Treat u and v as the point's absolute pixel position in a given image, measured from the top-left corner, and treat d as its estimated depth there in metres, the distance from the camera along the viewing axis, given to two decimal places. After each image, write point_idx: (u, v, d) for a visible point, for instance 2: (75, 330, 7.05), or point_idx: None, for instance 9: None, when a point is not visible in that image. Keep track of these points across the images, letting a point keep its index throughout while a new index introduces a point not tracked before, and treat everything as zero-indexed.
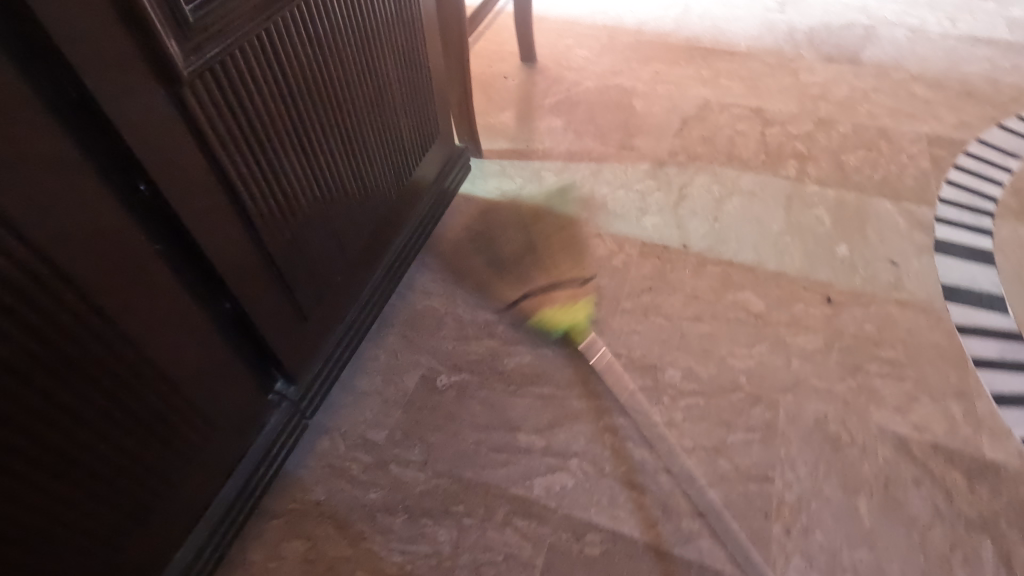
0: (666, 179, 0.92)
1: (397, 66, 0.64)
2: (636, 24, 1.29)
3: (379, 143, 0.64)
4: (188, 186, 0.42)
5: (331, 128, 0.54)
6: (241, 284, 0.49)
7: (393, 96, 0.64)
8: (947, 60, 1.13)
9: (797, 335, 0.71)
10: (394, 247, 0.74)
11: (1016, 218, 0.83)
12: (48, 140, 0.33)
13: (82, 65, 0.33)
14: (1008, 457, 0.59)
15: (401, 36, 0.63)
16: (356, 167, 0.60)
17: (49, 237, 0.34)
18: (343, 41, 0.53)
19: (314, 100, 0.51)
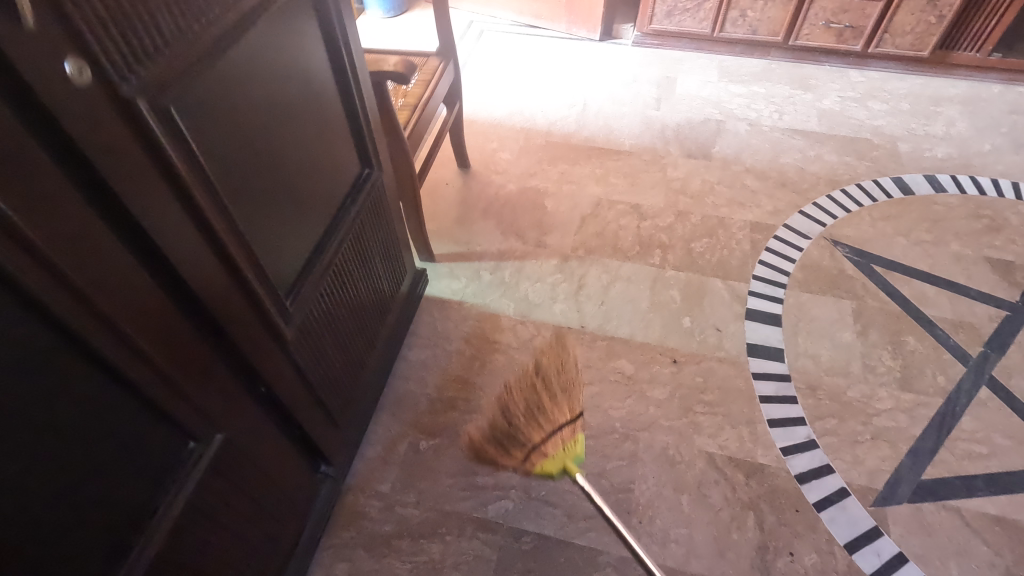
0: (570, 271, 1.28)
1: (377, 248, 0.94)
2: (545, 125, 1.64)
3: (370, 291, 0.93)
4: (291, 386, 0.72)
5: (344, 314, 0.85)
6: (311, 422, 0.80)
7: (375, 267, 0.94)
8: (772, 152, 1.54)
9: (653, 389, 1.08)
10: (382, 357, 1.06)
11: (801, 288, 1.23)
12: (239, 396, 0.62)
13: (254, 357, 0.62)
14: (771, 460, 0.99)
15: (380, 228, 0.93)
16: (358, 319, 0.90)
17: (240, 441, 0.64)
18: (349, 249, 0.81)
19: (336, 305, 0.81)
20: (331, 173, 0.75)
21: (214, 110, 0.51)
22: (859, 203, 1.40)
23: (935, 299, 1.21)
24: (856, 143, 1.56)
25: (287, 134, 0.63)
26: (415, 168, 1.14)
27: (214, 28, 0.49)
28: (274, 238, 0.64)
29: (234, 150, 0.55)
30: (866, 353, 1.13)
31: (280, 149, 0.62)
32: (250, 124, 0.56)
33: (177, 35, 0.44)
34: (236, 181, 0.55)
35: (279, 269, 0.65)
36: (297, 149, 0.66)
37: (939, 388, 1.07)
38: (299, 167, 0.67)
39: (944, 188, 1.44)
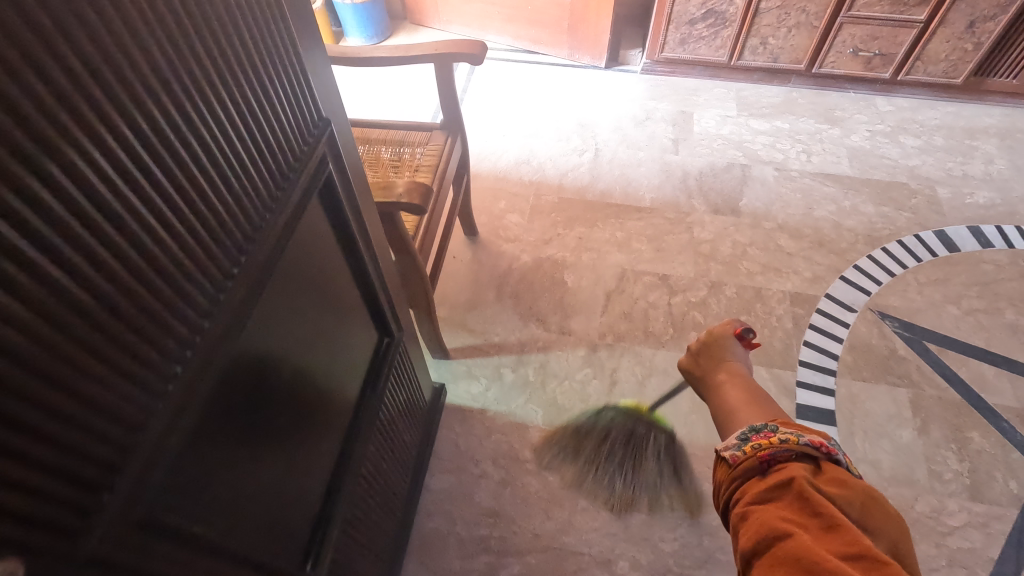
0: (600, 364, 1.16)
1: (399, 403, 0.81)
2: (557, 177, 1.49)
3: (394, 451, 0.81)
4: None
5: (368, 504, 0.72)
6: None
7: (398, 422, 0.82)
8: (804, 203, 1.42)
9: (705, 513, 0.98)
10: (407, 500, 0.95)
11: (851, 375, 1.14)
12: None
13: None
14: None
15: (402, 381, 0.80)
16: (383, 490, 0.78)
17: None
18: (373, 434, 0.70)
19: (360, 503, 0.69)
20: (349, 369, 0.63)
21: (200, 425, 0.39)
22: (904, 264, 1.30)
23: (995, 383, 1.12)
24: (891, 189, 1.45)
25: (294, 364, 0.51)
26: (426, 272, 0.99)
27: (204, 320, 0.37)
28: (286, 499, 0.52)
29: (229, 432, 0.43)
30: (930, 455, 1.04)
31: (287, 385, 0.50)
32: (247, 389, 0.44)
33: (155, 384, 0.33)
34: (233, 477, 0.44)
35: (289, 522, 0.53)
36: (306, 372, 0.53)
37: (1012, 497, 0.99)
38: (312, 389, 0.55)
39: (990, 242, 1.34)
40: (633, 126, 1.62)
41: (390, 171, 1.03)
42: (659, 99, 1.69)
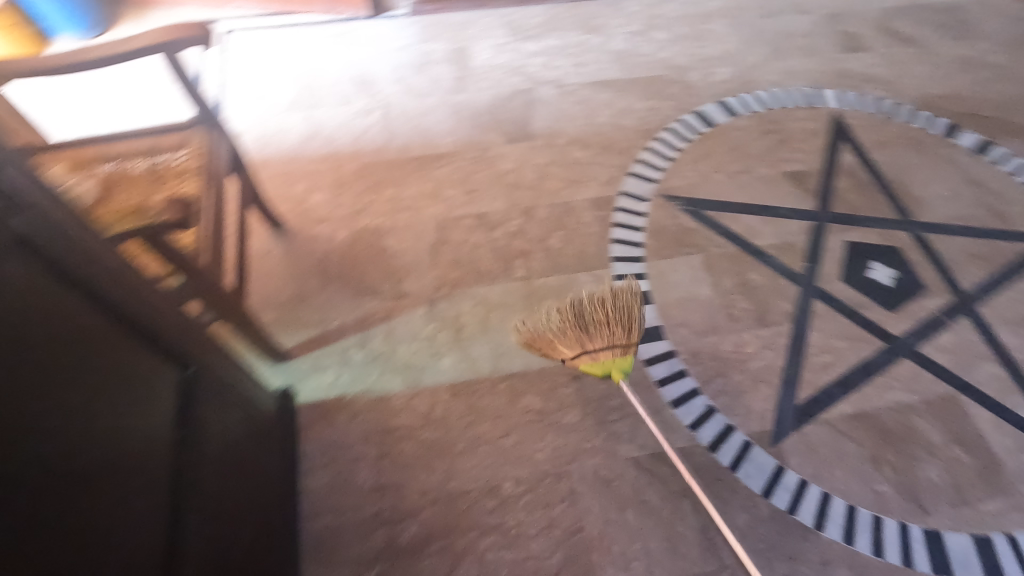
0: (442, 316, 1.20)
1: (228, 414, 0.80)
2: (352, 144, 1.44)
3: (241, 461, 0.81)
4: None
5: (220, 518, 0.72)
6: None
7: (235, 433, 0.81)
8: (586, 113, 1.53)
9: (565, 415, 1.09)
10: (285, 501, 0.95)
11: (655, 256, 1.29)
12: None
13: None
14: (685, 441, 1.07)
15: (223, 392, 0.79)
16: (239, 500, 0.78)
17: None
18: (196, 453, 0.69)
19: (206, 521, 0.68)
20: (137, 397, 0.61)
21: None
22: (676, 148, 1.48)
23: (760, 229, 1.35)
24: (654, 83, 1.61)
25: (59, 411, 0.49)
26: (227, 283, 0.93)
27: None
28: (128, 552, 0.54)
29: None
30: (725, 303, 1.24)
31: (59, 433, 0.49)
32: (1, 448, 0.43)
33: None
34: (41, 535, 0.44)
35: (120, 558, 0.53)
36: (79, 417, 0.52)
37: (786, 315, 1.23)
38: (95, 430, 0.53)
39: (736, 111, 1.56)
40: (414, 73, 1.59)
41: (152, 187, 0.93)
42: (433, 40, 1.67)
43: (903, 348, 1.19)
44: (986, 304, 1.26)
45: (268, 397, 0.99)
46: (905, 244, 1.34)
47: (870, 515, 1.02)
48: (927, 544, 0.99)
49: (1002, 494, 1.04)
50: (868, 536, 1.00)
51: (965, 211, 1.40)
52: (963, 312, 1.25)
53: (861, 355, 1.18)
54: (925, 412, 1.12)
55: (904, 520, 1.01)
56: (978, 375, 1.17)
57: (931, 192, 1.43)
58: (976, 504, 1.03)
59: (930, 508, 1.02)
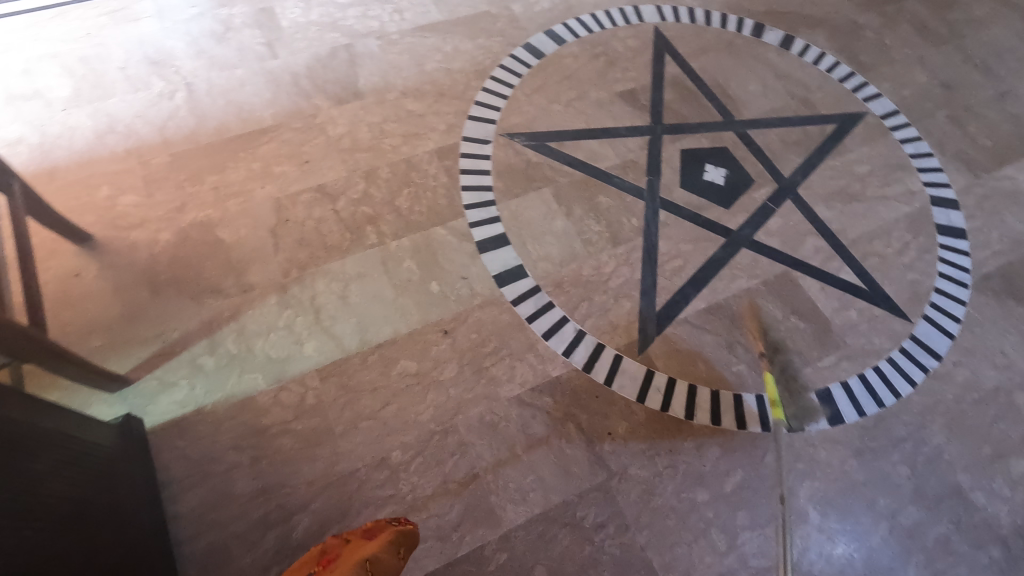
0: (296, 301, 1.12)
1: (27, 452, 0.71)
2: (157, 133, 1.28)
3: (55, 499, 0.72)
4: None
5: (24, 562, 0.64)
6: None
7: (44, 470, 0.73)
8: (414, 62, 1.46)
9: (443, 371, 1.08)
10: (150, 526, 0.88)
11: (506, 197, 1.29)
12: None
13: None
14: (561, 369, 1.11)
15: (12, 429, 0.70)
16: (59, 541, 0.70)
17: None
18: None
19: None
20: None
21: None
22: (511, 84, 1.45)
23: (602, 153, 1.38)
24: (479, 20, 1.56)
25: None
26: (16, 318, 0.81)
27: None
28: None
29: None
30: (579, 229, 1.27)
31: None
32: None
33: None
34: None
35: None
36: None
37: (636, 230, 1.28)
38: None
39: (563, 39, 1.55)
40: (215, 43, 1.42)
41: None
42: (231, 4, 1.50)
43: (740, 239, 1.29)
44: (805, 186, 1.39)
45: (66, 422, 0.81)
46: (732, 143, 1.43)
47: (732, 394, 1.12)
48: (781, 408, 1.11)
49: (834, 349, 1.18)
50: (732, 413, 1.10)
51: (778, 104, 1.51)
52: (787, 196, 1.37)
53: (707, 253, 1.27)
54: (765, 293, 1.23)
55: (760, 391, 1.12)
56: (805, 250, 1.30)
57: (749, 91, 1.53)
58: (815, 363, 1.16)
59: (779, 376, 1.14)
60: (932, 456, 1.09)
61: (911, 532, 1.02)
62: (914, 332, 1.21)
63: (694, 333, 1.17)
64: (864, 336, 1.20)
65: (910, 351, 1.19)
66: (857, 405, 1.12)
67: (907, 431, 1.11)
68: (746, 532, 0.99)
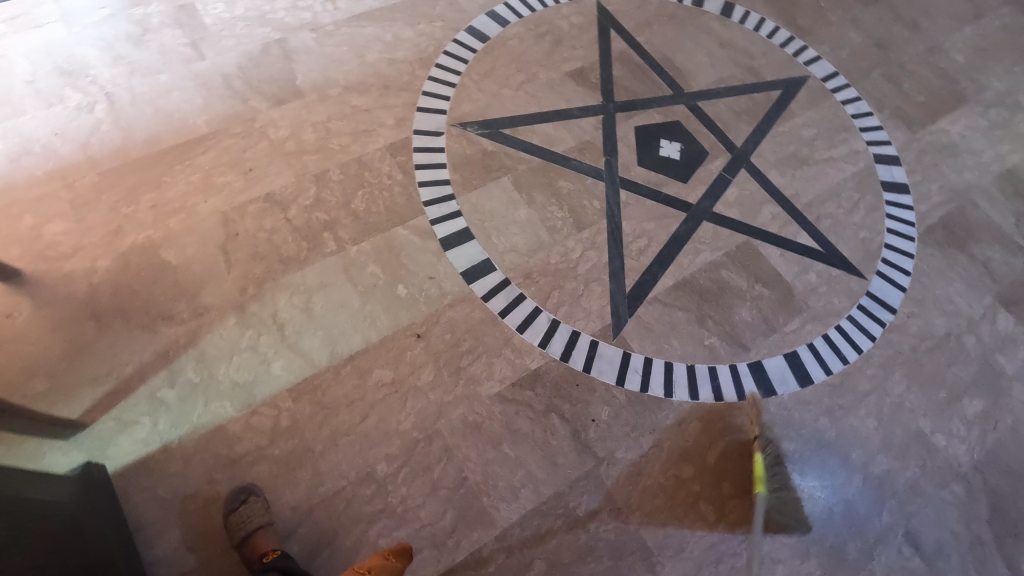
0: (257, 319, 1.07)
1: None
2: (79, 151, 1.17)
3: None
4: None
5: None
6: None
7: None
8: (354, 54, 1.39)
9: (420, 377, 1.06)
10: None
11: (465, 189, 1.25)
12: None
13: None
14: (539, 361, 1.10)
15: None
16: None
17: None
18: None
19: None
20: None
21: None
22: (458, 71, 1.41)
23: (558, 136, 1.36)
24: (417, 5, 1.49)
25: None
26: None
27: None
28: None
29: None
30: (543, 217, 1.25)
31: None
32: None
33: None
34: None
35: None
36: None
37: (600, 212, 1.27)
38: None
39: (506, 20, 1.51)
40: (132, 46, 1.31)
41: None
42: (145, 2, 1.38)
43: (701, 213, 1.31)
44: (757, 154, 1.41)
45: (13, 482, 0.75)
46: (684, 116, 1.43)
47: (707, 367, 1.14)
48: (754, 375, 1.14)
49: (798, 313, 1.22)
50: (709, 386, 1.12)
51: (725, 73, 1.52)
52: (741, 166, 1.39)
53: (670, 229, 1.28)
54: (729, 264, 1.25)
55: (733, 362, 1.15)
56: (763, 218, 1.33)
57: (695, 62, 1.53)
58: (781, 328, 1.20)
59: (750, 344, 1.17)
60: (895, 406, 1.14)
61: (882, 479, 1.07)
62: (870, 289, 1.26)
63: (665, 310, 1.19)
64: (825, 297, 1.24)
65: (867, 307, 1.24)
66: (824, 365, 1.17)
67: (871, 385, 1.16)
68: (733, 501, 1.02)
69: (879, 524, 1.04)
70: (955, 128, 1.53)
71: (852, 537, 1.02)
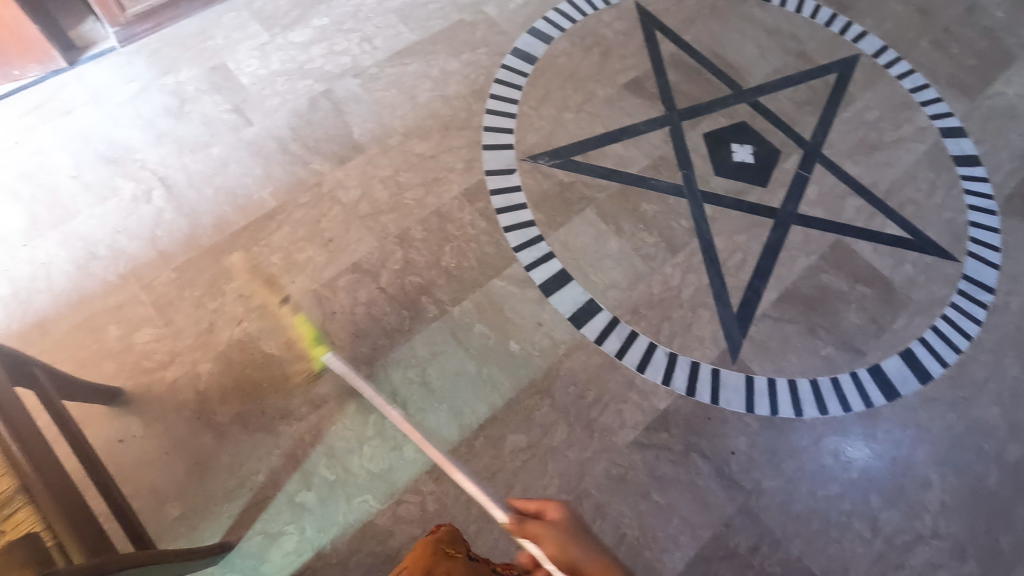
0: (377, 401, 1.02)
1: None
2: (148, 247, 1.10)
3: None
4: None
5: None
6: None
7: None
8: (405, 95, 1.32)
9: (554, 436, 1.03)
10: None
11: (551, 228, 1.21)
12: None
13: None
14: (666, 400, 1.08)
15: None
16: None
17: None
18: None
19: None
20: None
21: None
22: (515, 99, 1.34)
23: (629, 156, 1.31)
24: (457, 33, 1.42)
25: None
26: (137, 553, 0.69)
27: None
28: None
29: None
30: (635, 246, 1.22)
31: None
32: None
33: None
34: None
35: None
36: None
37: (689, 232, 1.24)
38: None
39: (550, 36, 1.44)
40: (173, 121, 1.22)
41: None
42: (175, 69, 1.28)
43: (787, 217, 1.28)
44: (828, 146, 1.38)
45: None
46: (749, 116, 1.40)
47: (828, 380, 1.13)
48: (875, 380, 1.13)
49: (903, 308, 1.21)
50: (834, 398, 1.11)
51: (778, 63, 1.48)
52: (815, 161, 1.36)
53: (762, 239, 1.25)
54: (826, 267, 1.24)
55: (852, 369, 1.14)
56: (848, 212, 1.31)
57: (746, 55, 1.48)
58: (891, 327, 1.19)
59: (863, 348, 1.16)
60: (1014, 390, 1.15)
61: (1017, 467, 1.08)
62: (965, 271, 1.26)
63: (775, 324, 1.17)
64: (925, 287, 1.23)
65: (967, 291, 1.24)
66: (939, 358, 1.16)
67: (988, 371, 1.16)
68: (885, 513, 1.03)
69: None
70: (1010, 90, 1.51)
71: (1002, 529, 1.03)
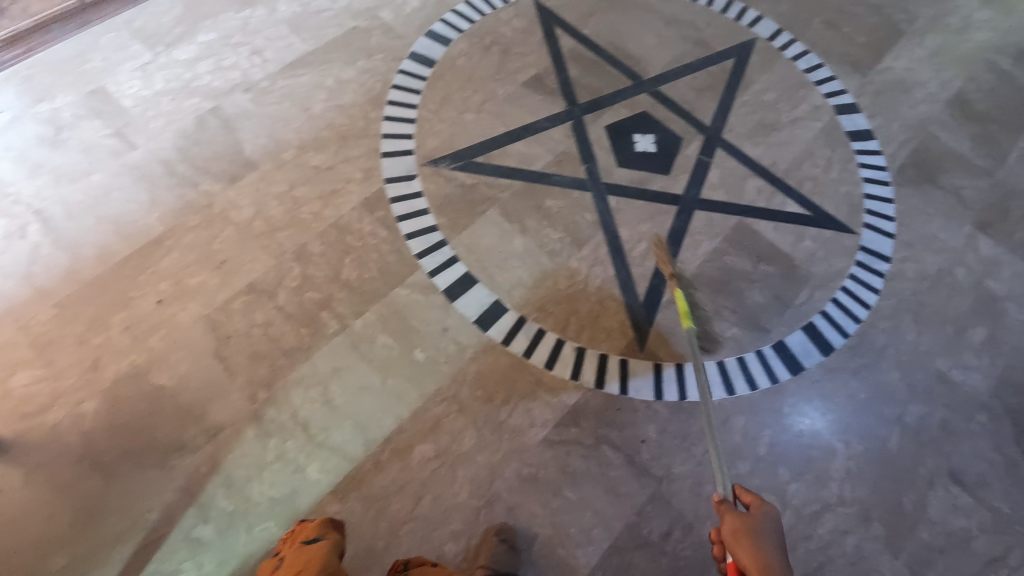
0: (277, 424, 0.99)
1: None
2: (24, 285, 1.05)
3: None
4: None
5: None
6: None
7: None
8: (299, 108, 1.29)
9: (462, 442, 1.02)
10: None
11: (455, 232, 1.20)
12: None
13: None
14: (575, 395, 1.08)
15: None
16: None
17: None
18: None
19: None
20: None
21: None
22: (413, 104, 1.33)
23: (532, 153, 1.31)
24: (351, 40, 1.39)
25: None
26: None
27: None
28: None
29: None
30: (540, 243, 1.21)
31: None
32: None
33: None
34: None
35: None
36: None
37: (593, 225, 1.24)
38: None
39: (447, 37, 1.43)
40: (49, 150, 1.17)
41: None
42: (49, 96, 1.23)
43: (690, 203, 1.30)
44: (727, 130, 1.41)
45: None
46: (649, 105, 1.41)
47: (734, 360, 1.15)
48: (780, 356, 1.16)
49: (804, 283, 1.24)
50: (741, 378, 1.13)
51: (677, 51, 1.50)
52: (716, 145, 1.38)
53: (666, 226, 1.26)
54: (729, 249, 1.26)
55: (758, 347, 1.16)
56: (749, 194, 1.33)
57: (645, 45, 1.50)
58: (793, 303, 1.21)
59: (768, 326, 1.18)
60: (912, 353, 1.19)
61: (917, 427, 1.12)
62: (862, 242, 1.29)
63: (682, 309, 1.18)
64: (825, 261, 1.27)
65: (864, 261, 1.27)
66: (840, 329, 1.19)
67: (886, 338, 1.20)
68: (793, 485, 1.05)
69: (925, 471, 1.08)
70: (900, 64, 1.56)
71: (904, 489, 1.06)
